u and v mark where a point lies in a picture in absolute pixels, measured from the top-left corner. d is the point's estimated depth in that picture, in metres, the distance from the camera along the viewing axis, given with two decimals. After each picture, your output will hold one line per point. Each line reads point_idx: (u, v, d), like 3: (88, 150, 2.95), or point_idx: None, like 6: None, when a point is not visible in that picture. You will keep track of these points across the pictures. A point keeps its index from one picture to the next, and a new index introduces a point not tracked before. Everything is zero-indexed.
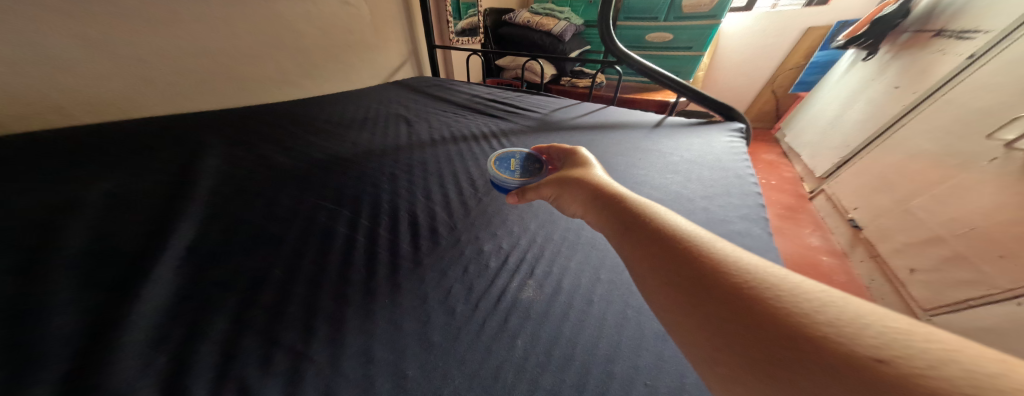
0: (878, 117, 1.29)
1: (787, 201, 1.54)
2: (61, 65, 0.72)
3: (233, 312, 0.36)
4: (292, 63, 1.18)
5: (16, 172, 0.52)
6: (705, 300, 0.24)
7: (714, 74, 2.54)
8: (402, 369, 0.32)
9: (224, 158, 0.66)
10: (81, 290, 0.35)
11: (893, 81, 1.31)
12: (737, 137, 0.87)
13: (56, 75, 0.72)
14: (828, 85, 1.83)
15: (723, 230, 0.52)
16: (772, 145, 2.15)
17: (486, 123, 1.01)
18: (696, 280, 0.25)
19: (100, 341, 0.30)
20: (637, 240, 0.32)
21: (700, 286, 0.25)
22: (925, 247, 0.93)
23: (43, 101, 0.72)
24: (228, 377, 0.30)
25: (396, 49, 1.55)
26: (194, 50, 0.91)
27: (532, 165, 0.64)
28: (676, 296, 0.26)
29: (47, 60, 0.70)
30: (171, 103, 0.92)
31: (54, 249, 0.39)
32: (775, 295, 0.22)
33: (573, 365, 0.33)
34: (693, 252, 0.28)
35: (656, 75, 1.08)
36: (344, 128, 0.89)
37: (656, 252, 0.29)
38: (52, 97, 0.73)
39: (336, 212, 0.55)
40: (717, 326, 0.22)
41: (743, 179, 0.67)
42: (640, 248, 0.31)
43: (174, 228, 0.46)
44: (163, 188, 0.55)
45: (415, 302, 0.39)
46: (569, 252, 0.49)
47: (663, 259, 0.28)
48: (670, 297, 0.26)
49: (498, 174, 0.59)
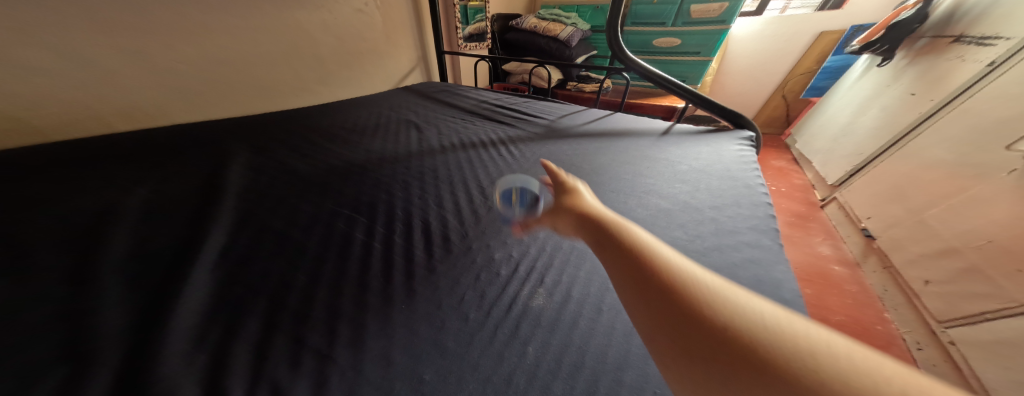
0: (893, 124, 1.27)
1: (797, 208, 1.52)
2: (97, 76, 0.76)
3: (263, 314, 0.38)
4: (309, 70, 1.21)
5: (61, 177, 0.56)
6: (671, 322, 0.23)
7: (722, 79, 2.53)
8: (419, 374, 0.33)
9: (248, 165, 0.69)
10: (127, 292, 0.38)
11: (910, 87, 1.29)
12: (746, 146, 0.87)
13: (92, 85, 0.76)
14: (841, 91, 1.80)
15: (731, 242, 0.52)
16: (782, 151, 2.13)
17: (494, 130, 1.02)
18: (665, 295, 0.25)
19: (144, 340, 0.33)
20: (620, 257, 0.31)
21: (684, 315, 0.23)
22: (937, 259, 0.90)
23: (80, 110, 0.77)
24: (261, 376, 0.32)
25: (406, 55, 1.58)
26: (220, 59, 0.95)
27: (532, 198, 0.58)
28: (650, 334, 0.25)
29: (85, 72, 0.74)
30: (198, 110, 0.96)
31: (100, 252, 0.42)
32: (774, 321, 0.21)
33: (583, 373, 0.34)
34: (685, 271, 0.27)
35: (664, 82, 1.08)
36: (356, 135, 0.92)
37: (644, 269, 0.28)
38: (91, 107, 0.78)
39: (353, 219, 0.57)
40: (705, 355, 0.21)
41: (752, 189, 0.67)
42: (617, 268, 0.30)
43: (205, 232, 0.49)
44: (193, 193, 0.58)
45: (430, 308, 0.41)
46: (578, 261, 0.50)
47: (647, 278, 0.27)
48: (655, 321, 0.24)
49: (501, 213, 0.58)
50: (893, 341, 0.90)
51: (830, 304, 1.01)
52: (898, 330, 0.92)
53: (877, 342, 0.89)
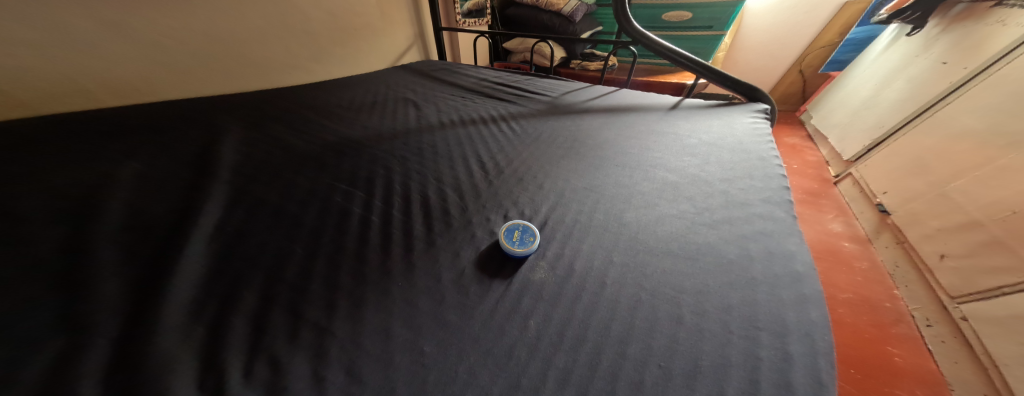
0: (920, 96, 1.20)
1: (810, 185, 1.49)
2: (82, 49, 0.72)
3: (262, 286, 0.38)
4: (303, 48, 1.17)
5: (50, 150, 0.54)
6: None
7: (735, 54, 2.40)
8: (419, 346, 0.33)
9: (241, 140, 0.67)
10: (123, 265, 0.37)
11: (942, 56, 1.20)
12: (760, 119, 0.83)
13: (79, 58, 0.73)
14: (863, 64, 1.71)
15: (742, 214, 0.51)
16: (796, 128, 2.07)
17: (494, 106, 0.99)
18: None
19: (141, 314, 0.32)
20: None
21: None
22: (958, 233, 0.86)
23: (69, 84, 0.74)
24: (260, 348, 0.32)
25: (402, 32, 1.52)
26: (210, 34, 0.91)
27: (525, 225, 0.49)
28: None
29: (69, 44, 0.70)
30: (188, 87, 0.93)
31: (95, 222, 0.41)
32: None
33: (586, 345, 0.33)
34: None
35: (674, 55, 1.02)
36: (352, 112, 0.89)
37: None
38: (79, 82, 0.75)
39: (350, 193, 0.56)
40: None
41: (766, 161, 0.64)
42: None
43: (200, 205, 0.47)
44: (188, 167, 0.56)
45: (429, 282, 0.40)
46: (581, 235, 0.48)
47: None
48: None
49: (517, 246, 0.45)
50: (902, 318, 0.89)
51: (837, 281, 1.01)
52: (907, 307, 0.91)
53: (883, 318, 0.89)
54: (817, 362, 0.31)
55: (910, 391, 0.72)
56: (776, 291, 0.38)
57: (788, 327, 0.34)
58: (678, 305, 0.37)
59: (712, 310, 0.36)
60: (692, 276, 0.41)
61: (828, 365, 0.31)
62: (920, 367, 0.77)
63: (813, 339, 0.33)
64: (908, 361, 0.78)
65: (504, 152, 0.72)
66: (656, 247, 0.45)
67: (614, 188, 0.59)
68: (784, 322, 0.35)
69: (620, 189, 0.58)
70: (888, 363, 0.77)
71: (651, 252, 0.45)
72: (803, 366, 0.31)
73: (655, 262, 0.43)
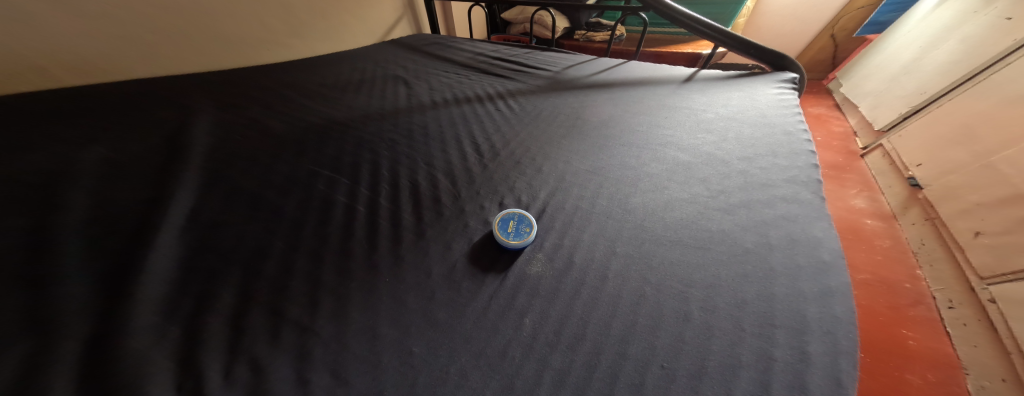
0: (977, 59, 1.06)
1: (834, 159, 1.42)
2: (26, 23, 0.63)
3: (240, 282, 0.36)
4: (282, 21, 1.07)
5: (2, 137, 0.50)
6: None
7: (757, 19, 2.17)
8: (407, 346, 0.31)
9: (214, 123, 0.63)
10: (88, 259, 0.35)
11: (1005, 10, 1.05)
12: (787, 89, 0.76)
13: (31, 35, 0.65)
14: (909, 23, 1.54)
15: (763, 196, 0.46)
16: (822, 97, 1.94)
17: (492, 83, 0.92)
18: None
19: (112, 312, 0.30)
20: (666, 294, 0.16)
21: None
22: (1000, 208, 0.80)
23: (20, 61, 0.66)
24: (238, 350, 0.29)
25: (390, 3, 1.42)
26: (169, 6, 0.81)
27: (518, 215, 0.45)
28: None
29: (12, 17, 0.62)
30: (154, 64, 0.85)
31: (57, 214, 0.39)
32: None
33: (584, 344, 0.30)
34: None
35: (691, 22, 0.92)
36: (339, 91, 0.83)
37: None
38: (30, 58, 0.67)
39: (334, 181, 0.52)
40: None
41: (793, 136, 0.58)
42: None
43: (170, 195, 0.44)
44: (156, 152, 0.53)
45: (418, 277, 0.37)
46: (582, 223, 0.44)
47: None
48: None
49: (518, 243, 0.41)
50: (921, 299, 0.86)
51: (856, 261, 0.97)
52: (929, 287, 0.88)
53: (901, 300, 0.85)
54: (839, 362, 0.28)
55: (923, 376, 0.70)
56: (796, 284, 0.34)
57: (808, 324, 0.31)
58: (686, 300, 0.34)
59: (722, 306, 0.33)
60: (703, 268, 0.37)
61: (850, 365, 0.28)
62: (934, 350, 0.74)
63: (836, 336, 0.30)
64: (923, 345, 0.75)
65: (500, 132, 0.67)
66: (664, 236, 0.41)
67: (618, 171, 0.54)
68: (805, 318, 0.31)
69: (626, 172, 0.54)
70: (902, 347, 0.75)
71: (658, 242, 0.41)
72: (823, 367, 0.27)
73: (662, 252, 0.39)
